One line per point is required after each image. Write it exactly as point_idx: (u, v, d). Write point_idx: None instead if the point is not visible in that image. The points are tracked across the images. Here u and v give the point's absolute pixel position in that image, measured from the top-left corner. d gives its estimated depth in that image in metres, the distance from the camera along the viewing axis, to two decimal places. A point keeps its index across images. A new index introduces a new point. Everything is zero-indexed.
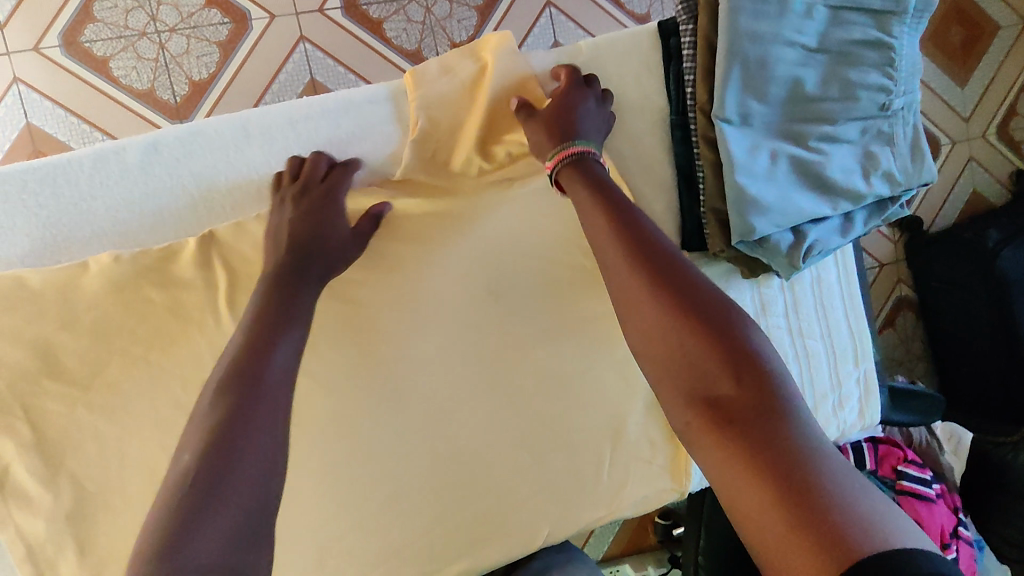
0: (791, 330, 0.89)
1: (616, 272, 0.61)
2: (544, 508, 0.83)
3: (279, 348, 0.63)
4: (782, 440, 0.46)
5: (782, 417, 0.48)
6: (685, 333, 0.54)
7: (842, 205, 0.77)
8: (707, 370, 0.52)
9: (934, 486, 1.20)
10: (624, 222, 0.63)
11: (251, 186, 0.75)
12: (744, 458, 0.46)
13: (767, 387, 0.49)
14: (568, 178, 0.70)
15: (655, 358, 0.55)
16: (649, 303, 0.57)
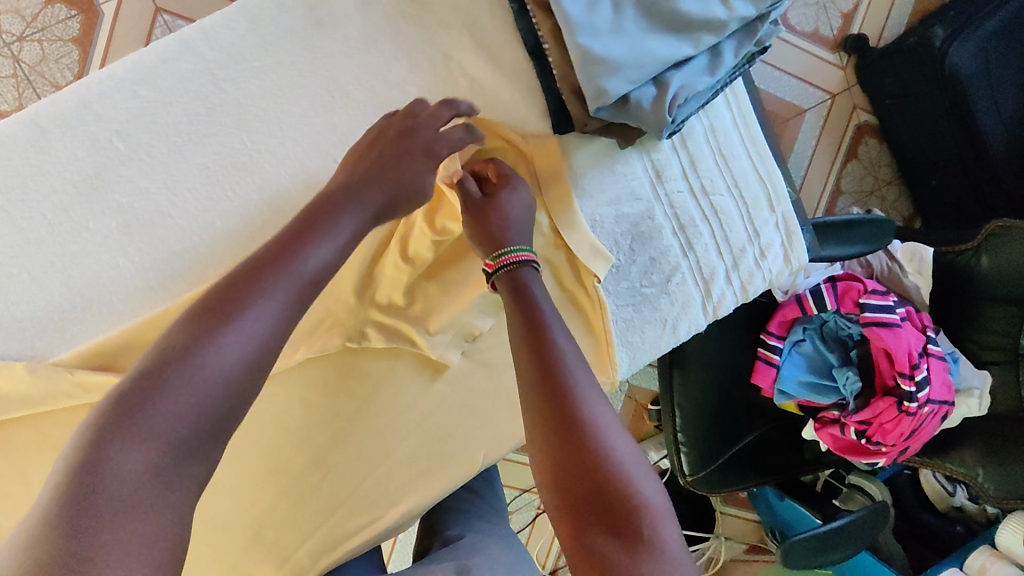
0: (694, 190, 0.84)
1: (525, 389, 0.60)
2: (474, 432, 0.82)
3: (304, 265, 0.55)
4: (598, 494, 0.51)
5: (599, 471, 0.53)
6: (568, 434, 0.54)
7: (704, 40, 0.68)
8: (544, 419, 0.56)
9: (898, 310, 1.16)
10: (541, 341, 0.62)
11: (72, 185, 0.67)
12: (569, 505, 0.52)
13: (589, 441, 0.54)
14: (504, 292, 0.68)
15: (546, 480, 0.55)
16: (544, 418, 0.56)
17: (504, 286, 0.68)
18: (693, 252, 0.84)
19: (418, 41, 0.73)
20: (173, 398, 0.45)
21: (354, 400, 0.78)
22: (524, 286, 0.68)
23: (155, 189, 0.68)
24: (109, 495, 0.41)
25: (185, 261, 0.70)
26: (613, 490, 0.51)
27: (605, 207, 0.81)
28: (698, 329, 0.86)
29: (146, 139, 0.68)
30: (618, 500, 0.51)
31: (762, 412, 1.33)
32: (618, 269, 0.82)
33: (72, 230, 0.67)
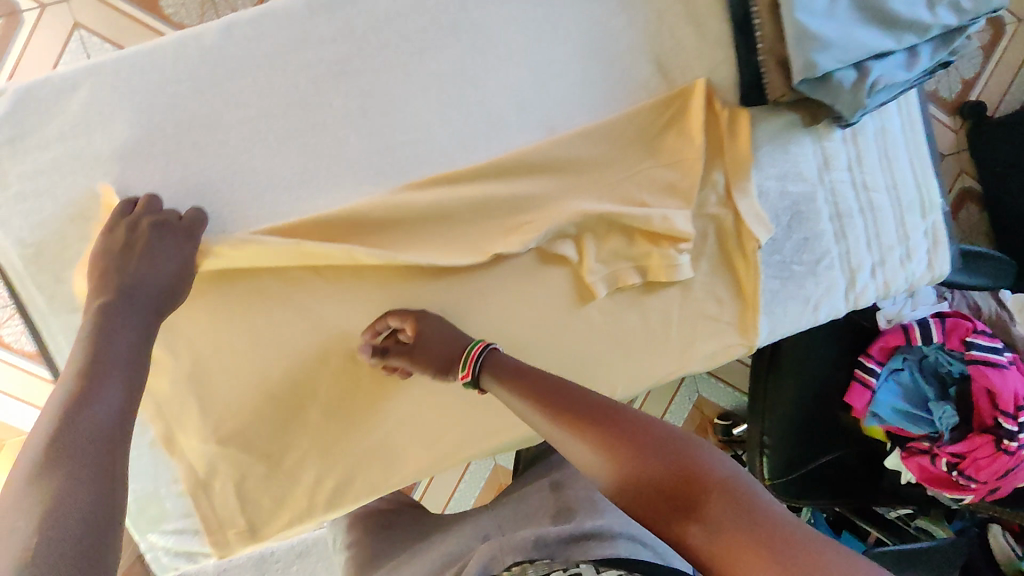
0: (856, 183, 0.88)
1: (580, 436, 0.56)
2: (617, 365, 0.87)
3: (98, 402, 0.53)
4: (706, 488, 0.47)
5: (693, 468, 0.49)
6: (637, 453, 0.51)
7: (906, 38, 0.76)
8: (620, 456, 0.52)
9: (1005, 353, 1.20)
10: (566, 395, 0.61)
11: (325, 63, 0.76)
12: (687, 518, 0.47)
13: (662, 450, 0.51)
14: (495, 373, 0.71)
15: (652, 513, 0.49)
16: (604, 450, 0.54)
17: (489, 373, 0.71)
18: (845, 240, 0.89)
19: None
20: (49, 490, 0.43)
21: (518, 305, 0.85)
22: (499, 361, 0.72)
23: (392, 82, 0.78)
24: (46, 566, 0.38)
25: (408, 150, 0.79)
26: (706, 483, 0.47)
27: (774, 181, 0.86)
28: (837, 314, 0.90)
29: (393, 37, 0.77)
30: (702, 477, 0.48)
31: (846, 434, 1.34)
32: (775, 240, 0.87)
33: (317, 103, 0.76)
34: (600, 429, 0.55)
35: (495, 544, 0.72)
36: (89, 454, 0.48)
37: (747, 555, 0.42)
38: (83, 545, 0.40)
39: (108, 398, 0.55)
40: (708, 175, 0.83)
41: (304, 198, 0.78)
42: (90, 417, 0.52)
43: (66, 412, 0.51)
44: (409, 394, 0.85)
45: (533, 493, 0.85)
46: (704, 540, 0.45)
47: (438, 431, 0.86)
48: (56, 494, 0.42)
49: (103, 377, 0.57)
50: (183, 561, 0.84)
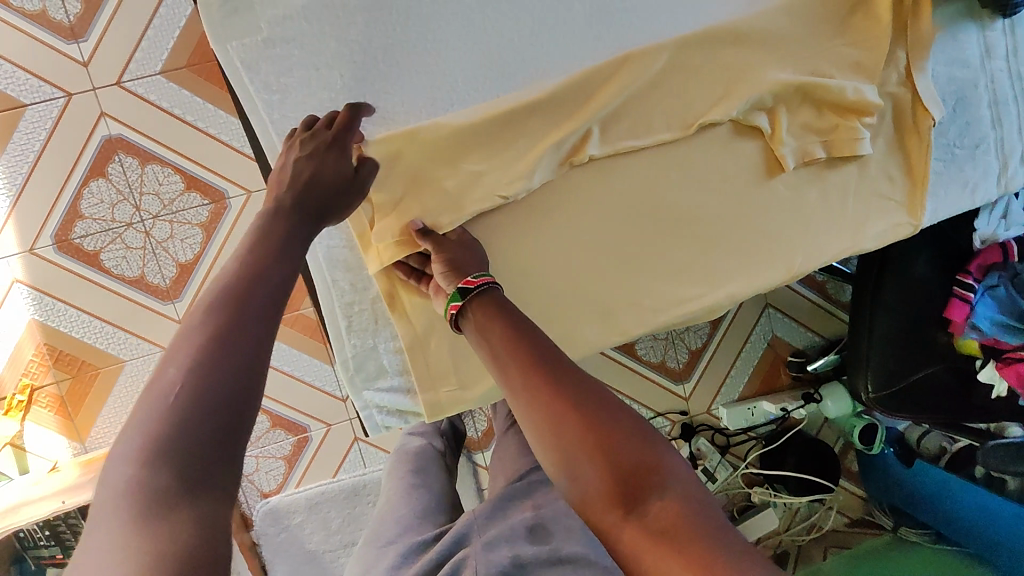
0: (1011, 73, 0.95)
1: (539, 408, 0.55)
2: (798, 238, 0.91)
3: (277, 268, 0.57)
4: (663, 496, 0.49)
5: (659, 474, 0.51)
6: (605, 442, 0.52)
7: None
8: (572, 439, 0.53)
9: None
10: (540, 354, 0.59)
11: None
12: (641, 525, 0.48)
13: (634, 447, 0.52)
14: (485, 317, 0.66)
15: (602, 500, 0.51)
16: (575, 425, 0.53)
17: (478, 306, 0.68)
18: (1001, 127, 0.96)
19: None
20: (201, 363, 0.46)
21: (714, 174, 0.88)
22: (501, 305, 0.68)
23: None
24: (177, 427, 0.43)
25: (625, 18, 0.83)
26: (675, 491, 0.50)
27: (943, 67, 0.93)
28: (990, 198, 0.97)
29: None
30: (655, 476, 0.51)
31: (940, 352, 1.39)
32: (941, 125, 0.94)
33: None
34: (574, 406, 0.54)
35: (470, 554, 0.76)
36: (248, 328, 0.50)
37: (671, 557, 0.46)
38: (220, 415, 0.45)
39: (272, 276, 0.56)
40: (891, 54, 0.90)
41: (529, 58, 0.81)
42: (259, 287, 0.54)
43: (243, 284, 0.54)
44: (611, 257, 0.86)
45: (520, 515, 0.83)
46: (660, 531, 0.48)
47: (636, 298, 0.88)
48: (212, 380, 0.46)
49: (278, 249, 0.59)
50: (396, 420, 0.83)
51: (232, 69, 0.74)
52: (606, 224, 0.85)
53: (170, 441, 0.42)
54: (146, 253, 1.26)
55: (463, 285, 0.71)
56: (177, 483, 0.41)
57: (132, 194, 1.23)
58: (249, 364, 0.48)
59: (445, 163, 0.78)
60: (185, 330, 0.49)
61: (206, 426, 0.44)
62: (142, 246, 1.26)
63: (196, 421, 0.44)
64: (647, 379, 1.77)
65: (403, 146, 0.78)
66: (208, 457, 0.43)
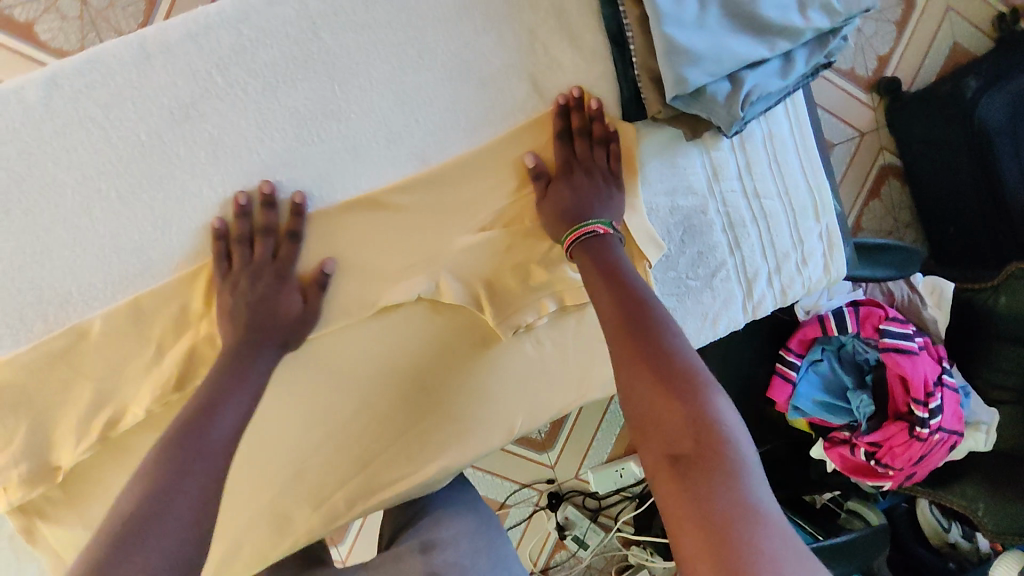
0: (747, 192, 0.87)
1: (642, 376, 0.56)
2: (513, 400, 0.85)
3: (224, 410, 0.67)
4: (726, 484, 0.47)
5: (730, 463, 0.49)
6: (669, 387, 0.55)
7: (779, 45, 0.73)
8: (663, 409, 0.53)
9: (917, 339, 1.19)
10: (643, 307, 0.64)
11: (166, 113, 0.70)
12: (691, 503, 0.46)
13: (717, 433, 0.50)
14: (586, 267, 0.72)
15: (665, 471, 0.49)
16: (636, 372, 0.57)
17: (585, 256, 0.74)
18: (740, 250, 0.87)
19: (511, 15, 0.77)
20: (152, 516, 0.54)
21: (404, 344, 0.80)
22: (604, 247, 0.74)
23: (244, 126, 0.72)
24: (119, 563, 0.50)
25: (275, 193, 0.74)
26: (731, 469, 0.48)
27: (662, 197, 0.84)
28: (736, 326, 0.89)
29: (243, 78, 0.71)
30: (727, 455, 0.49)
31: (772, 427, 1.34)
32: (668, 258, 0.85)
33: (163, 154, 0.71)
34: (659, 365, 0.57)
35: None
36: (203, 460, 0.61)
37: (696, 505, 0.46)
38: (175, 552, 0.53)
39: (218, 424, 0.65)
40: None
41: (161, 255, 0.72)
42: (209, 435, 0.64)
43: (189, 430, 0.63)
44: (292, 454, 0.78)
45: (405, 557, 0.82)
46: (710, 516, 0.45)
47: (331, 484, 0.81)
48: (169, 513, 0.55)
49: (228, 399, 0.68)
50: None
51: None
52: (281, 417, 0.77)
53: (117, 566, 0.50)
54: None
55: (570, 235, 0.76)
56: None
57: None
58: (200, 502, 0.58)
59: (71, 383, 0.72)
60: (138, 477, 0.59)
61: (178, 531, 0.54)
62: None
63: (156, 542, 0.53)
64: (506, 450, 1.68)
65: (15, 378, 0.69)
66: None
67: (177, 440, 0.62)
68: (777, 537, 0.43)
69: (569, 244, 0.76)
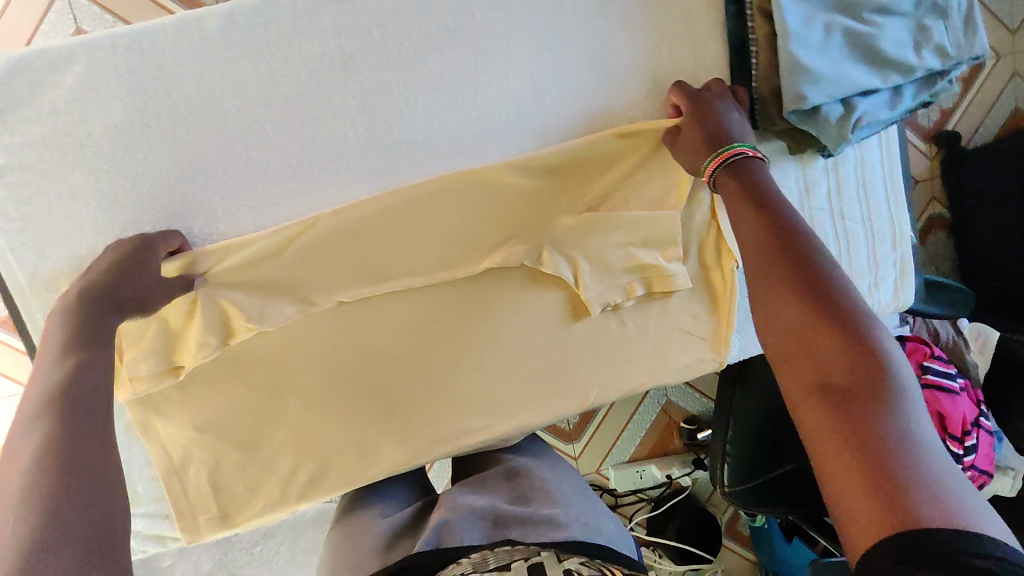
0: (833, 212, 0.92)
1: (791, 304, 0.57)
2: (590, 372, 0.90)
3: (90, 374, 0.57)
4: (878, 415, 0.49)
5: (886, 394, 0.50)
6: (821, 315, 0.55)
7: (892, 78, 0.79)
8: (817, 338, 0.54)
9: (958, 379, 1.24)
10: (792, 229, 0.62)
11: (325, 60, 0.76)
12: (841, 431, 0.50)
13: (873, 364, 0.52)
14: (727, 185, 0.70)
15: (814, 399, 0.52)
16: (786, 298, 0.58)
17: (729, 179, 0.70)
18: None
19: (643, 16, 0.82)
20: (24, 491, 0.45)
21: (498, 305, 0.86)
22: (752, 169, 0.70)
23: (392, 83, 0.78)
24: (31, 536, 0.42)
25: (408, 149, 0.81)
26: (885, 399, 0.50)
27: None
28: None
29: (398, 38, 0.77)
30: (881, 384, 0.51)
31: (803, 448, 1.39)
32: None
33: (317, 96, 0.77)
34: (811, 292, 0.57)
35: (450, 510, 0.80)
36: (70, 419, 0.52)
37: (845, 434, 0.49)
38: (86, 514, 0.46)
39: (84, 373, 0.56)
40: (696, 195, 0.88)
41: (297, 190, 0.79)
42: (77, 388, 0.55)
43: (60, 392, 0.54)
44: (388, 391, 0.85)
45: (492, 478, 0.90)
46: (864, 446, 0.48)
47: (414, 425, 0.86)
48: (77, 461, 0.48)
49: (97, 347, 0.61)
50: (152, 545, 0.88)
51: None
52: (379, 357, 0.84)
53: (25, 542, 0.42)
54: None
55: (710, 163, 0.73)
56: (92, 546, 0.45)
57: None
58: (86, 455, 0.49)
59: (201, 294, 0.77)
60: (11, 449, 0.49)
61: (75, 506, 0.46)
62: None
63: (72, 498, 0.46)
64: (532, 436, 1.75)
65: None
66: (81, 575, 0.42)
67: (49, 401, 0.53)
68: (931, 467, 0.47)
69: (712, 168, 0.73)
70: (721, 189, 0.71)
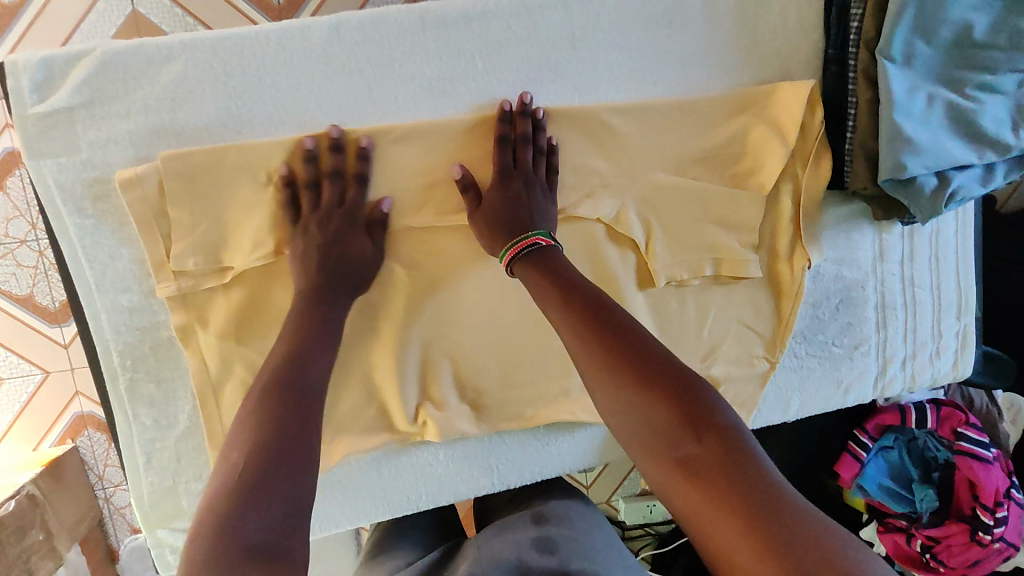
0: (904, 278, 0.92)
1: (592, 366, 0.56)
2: None
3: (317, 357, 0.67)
4: (761, 482, 0.46)
5: (738, 461, 0.48)
6: (639, 381, 0.53)
7: (987, 154, 0.79)
8: (655, 408, 0.52)
9: (991, 449, 1.24)
10: (581, 295, 0.61)
11: (425, 83, 0.75)
12: (718, 501, 0.46)
13: (721, 435, 0.50)
14: (523, 274, 0.67)
15: (683, 473, 0.49)
16: (600, 374, 0.55)
17: (524, 267, 0.67)
18: (885, 330, 0.92)
19: (743, 68, 0.82)
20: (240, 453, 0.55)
21: (567, 337, 0.82)
22: (546, 258, 0.66)
23: (489, 110, 0.77)
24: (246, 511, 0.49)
25: None
26: (763, 470, 0.47)
27: (830, 263, 0.89)
28: (864, 400, 0.94)
29: (500, 67, 0.77)
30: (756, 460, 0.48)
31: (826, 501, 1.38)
32: (819, 321, 0.90)
33: (412, 119, 0.76)
34: (613, 351, 0.55)
35: (473, 565, 0.70)
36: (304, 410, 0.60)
37: (727, 505, 0.46)
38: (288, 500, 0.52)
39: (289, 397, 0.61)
40: (777, 249, 0.86)
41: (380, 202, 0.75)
42: (305, 380, 0.64)
43: (285, 373, 0.64)
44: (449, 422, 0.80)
45: (517, 523, 0.79)
46: (743, 512, 0.45)
47: (464, 444, 0.83)
48: (277, 471, 0.53)
49: (304, 362, 0.65)
50: None
51: (49, 189, 0.69)
52: (446, 384, 0.80)
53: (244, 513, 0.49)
54: (36, 273, 1.18)
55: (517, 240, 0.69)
56: (264, 540, 0.48)
57: (29, 211, 1.15)
58: (284, 423, 0.58)
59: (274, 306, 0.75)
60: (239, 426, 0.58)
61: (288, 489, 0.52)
62: (34, 265, 1.18)
63: (267, 505, 0.50)
64: None
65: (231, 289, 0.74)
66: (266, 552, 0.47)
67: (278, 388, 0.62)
68: (820, 529, 0.43)
69: (509, 262, 0.69)
70: (517, 277, 0.68)
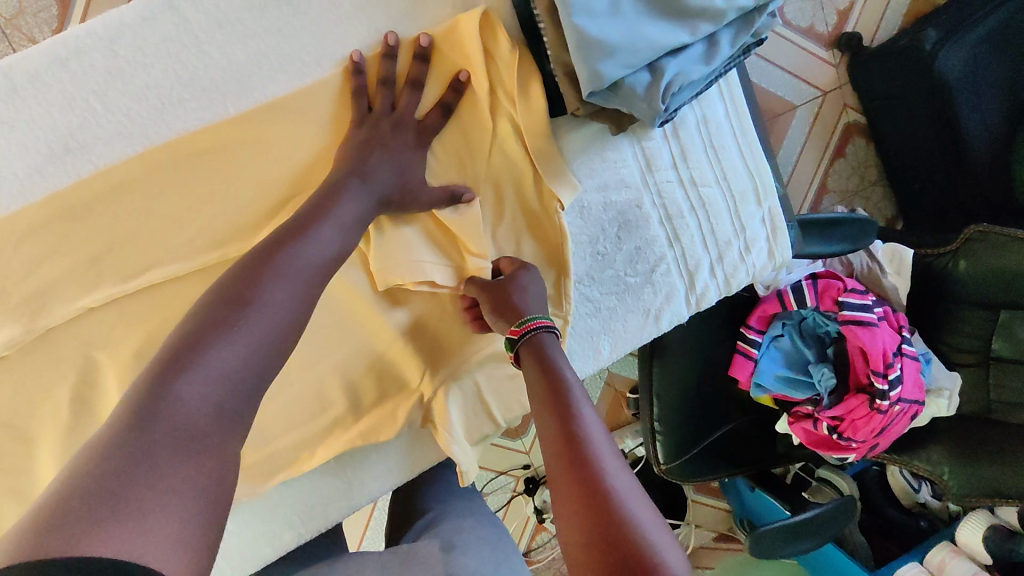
0: (683, 181, 0.83)
1: (560, 481, 0.53)
2: (442, 414, 0.79)
3: (321, 225, 0.61)
4: None
5: None
6: (597, 506, 0.50)
7: (700, 28, 0.68)
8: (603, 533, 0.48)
9: (875, 310, 1.17)
10: (565, 404, 0.60)
11: (44, 146, 0.65)
12: None
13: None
14: (530, 351, 0.66)
15: None
16: (565, 485, 0.53)
17: (529, 352, 0.66)
18: (679, 243, 0.84)
19: (411, 15, 0.72)
20: (208, 368, 0.47)
21: (322, 364, 0.75)
22: (547, 346, 0.66)
23: (129, 150, 0.67)
24: (170, 413, 0.44)
25: None
26: None
27: (593, 193, 0.80)
28: (680, 320, 0.87)
29: (124, 101, 0.66)
30: None
31: (735, 406, 1.32)
32: (603, 256, 0.82)
33: (46, 188, 0.66)
34: (580, 472, 0.53)
35: None
36: (294, 288, 0.55)
37: None
38: (228, 398, 0.47)
39: (276, 291, 0.54)
40: (521, 197, 0.77)
41: (42, 294, 0.65)
42: (303, 252, 0.58)
43: (281, 242, 0.58)
44: None
45: (423, 551, 0.75)
46: None
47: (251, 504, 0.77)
48: (223, 379, 0.47)
49: (301, 231, 0.59)
50: None
51: None
52: None
53: (175, 413, 0.44)
54: None
55: (510, 333, 0.68)
56: (201, 429, 0.44)
57: None
58: (289, 319, 0.54)
59: None
60: (228, 327, 0.50)
61: (240, 368, 0.49)
62: None
63: (191, 394, 0.45)
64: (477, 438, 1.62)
65: None
66: (184, 440, 0.43)
67: (234, 289, 0.53)
68: None
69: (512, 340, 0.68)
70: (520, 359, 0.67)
